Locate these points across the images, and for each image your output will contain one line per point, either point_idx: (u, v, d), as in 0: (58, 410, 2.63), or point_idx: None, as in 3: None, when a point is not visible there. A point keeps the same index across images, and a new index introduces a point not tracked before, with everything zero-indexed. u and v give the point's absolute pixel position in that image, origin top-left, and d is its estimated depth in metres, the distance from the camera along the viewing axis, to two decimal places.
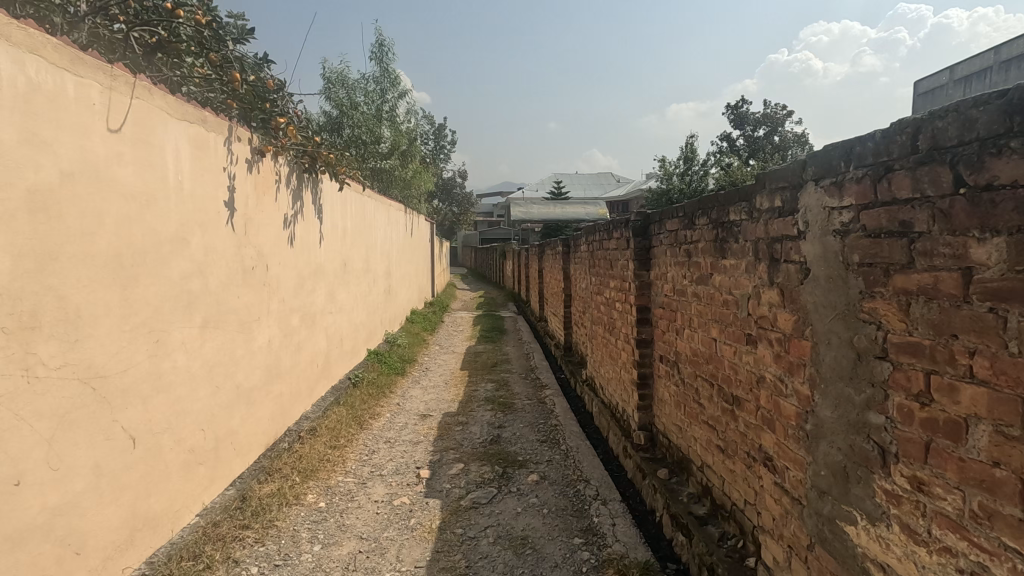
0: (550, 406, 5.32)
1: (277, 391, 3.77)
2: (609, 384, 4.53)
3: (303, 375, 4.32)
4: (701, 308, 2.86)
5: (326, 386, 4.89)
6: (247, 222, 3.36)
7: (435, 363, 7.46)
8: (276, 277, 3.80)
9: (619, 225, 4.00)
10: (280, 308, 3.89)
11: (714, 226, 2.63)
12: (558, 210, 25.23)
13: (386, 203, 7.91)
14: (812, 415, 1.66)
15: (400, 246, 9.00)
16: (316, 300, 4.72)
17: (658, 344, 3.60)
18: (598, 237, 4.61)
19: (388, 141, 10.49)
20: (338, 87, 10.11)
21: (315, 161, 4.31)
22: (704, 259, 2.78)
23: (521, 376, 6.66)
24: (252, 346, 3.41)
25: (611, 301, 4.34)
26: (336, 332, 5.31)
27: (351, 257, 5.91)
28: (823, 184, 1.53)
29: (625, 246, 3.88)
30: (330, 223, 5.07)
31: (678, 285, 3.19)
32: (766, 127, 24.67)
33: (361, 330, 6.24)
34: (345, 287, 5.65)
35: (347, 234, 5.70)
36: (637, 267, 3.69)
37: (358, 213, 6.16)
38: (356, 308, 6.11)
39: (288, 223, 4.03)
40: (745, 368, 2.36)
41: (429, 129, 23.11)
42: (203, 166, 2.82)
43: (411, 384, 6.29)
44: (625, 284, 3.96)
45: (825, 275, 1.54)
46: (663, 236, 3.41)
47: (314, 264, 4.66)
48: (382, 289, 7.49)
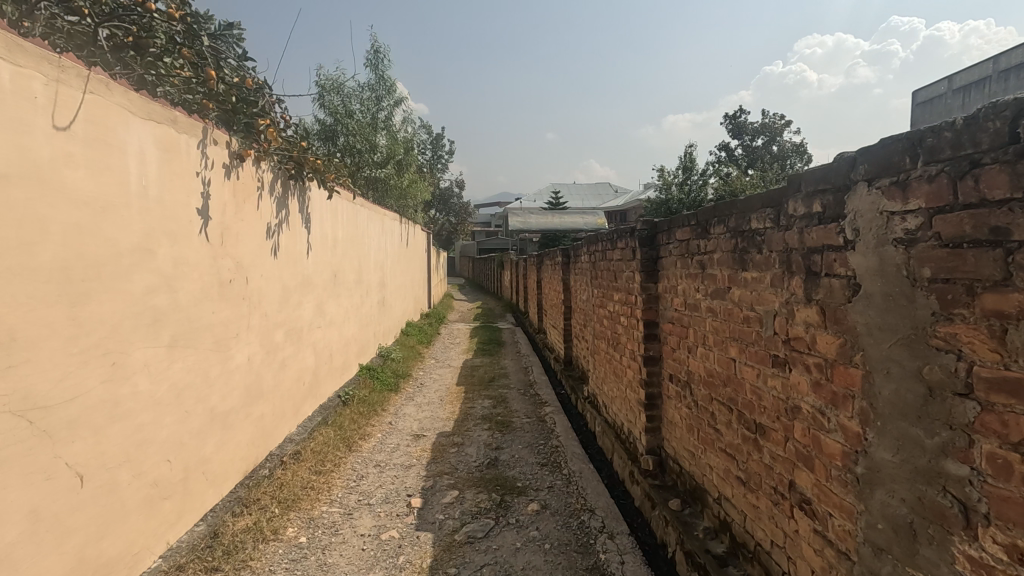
0: (550, 425, 5.06)
1: (257, 414, 3.50)
2: (614, 402, 4.27)
3: (287, 394, 4.05)
4: (717, 324, 2.61)
5: (313, 406, 4.62)
6: (224, 231, 3.12)
7: (430, 378, 7.19)
8: (258, 291, 3.55)
9: (623, 234, 3.77)
10: (263, 324, 3.63)
11: (732, 235, 2.39)
12: (557, 220, 25.05)
13: (380, 212, 7.67)
14: (864, 457, 1.41)
15: (394, 257, 8.75)
16: (303, 314, 4.45)
17: (667, 362, 3.34)
18: (601, 247, 4.38)
19: (383, 150, 10.20)
20: (334, 94, 9.93)
21: (301, 167, 4.07)
22: (720, 271, 2.54)
23: (520, 392, 6.40)
24: (229, 365, 3.14)
25: (615, 315, 4.09)
26: (325, 347, 5.04)
27: (342, 268, 5.66)
28: (879, 184, 1.29)
29: (630, 257, 3.64)
30: (319, 233, 4.83)
31: (690, 299, 2.95)
32: (764, 137, 24.60)
33: (352, 344, 5.97)
34: (335, 300, 5.40)
35: (337, 244, 5.45)
36: (644, 279, 3.45)
37: (349, 222, 5.92)
38: (348, 321, 5.85)
39: (271, 233, 3.78)
40: (771, 394, 2.11)
41: (427, 139, 23.00)
42: (172, 170, 2.58)
43: (404, 401, 6.02)
44: (630, 297, 3.72)
45: (882, 292, 1.30)
46: (672, 246, 3.17)
47: (300, 277, 4.41)
48: (375, 301, 7.23)
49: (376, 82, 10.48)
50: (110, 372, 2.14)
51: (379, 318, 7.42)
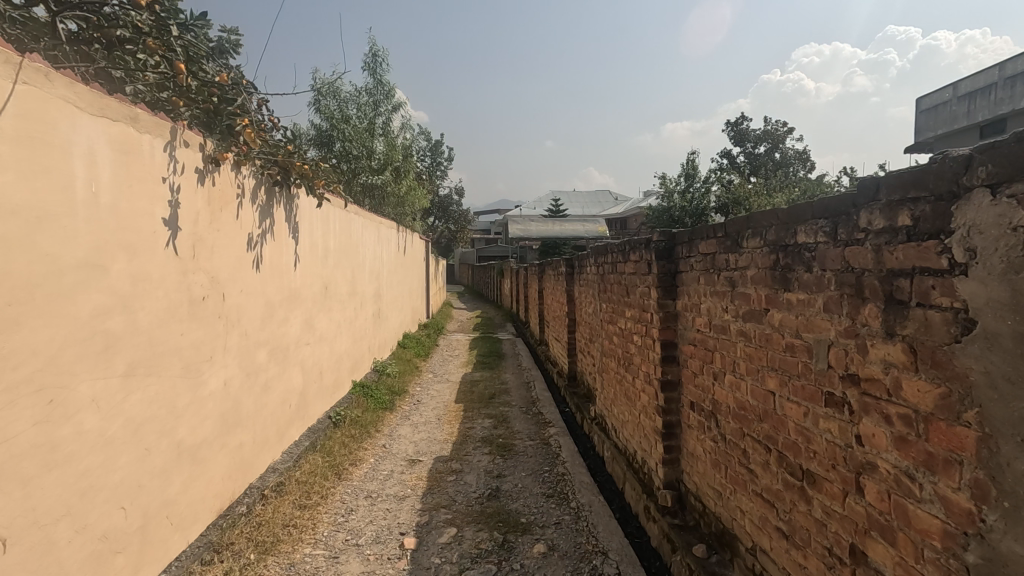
0: (555, 449, 4.73)
1: (235, 444, 3.18)
2: (625, 427, 3.95)
3: (271, 420, 3.72)
4: (751, 350, 2.30)
5: (301, 429, 4.29)
6: (197, 243, 2.81)
7: (427, 395, 6.85)
8: (237, 308, 3.24)
9: (636, 245, 3.46)
10: (243, 344, 3.31)
11: (772, 249, 2.08)
12: (557, 228, 24.77)
13: (376, 220, 7.37)
14: (978, 543, 1.10)
15: (391, 267, 8.44)
16: (290, 331, 4.13)
17: (688, 388, 3.02)
18: (610, 259, 4.07)
19: (381, 156, 9.87)
20: (330, 98, 9.67)
21: (287, 172, 3.76)
22: (756, 291, 2.23)
23: (522, 411, 6.06)
24: (201, 392, 2.82)
25: (627, 334, 3.78)
26: (315, 366, 4.71)
27: (334, 280, 5.34)
28: (1010, 191, 0.98)
29: (645, 271, 3.33)
30: (308, 243, 4.52)
31: (716, 319, 2.64)
32: (766, 144, 24.41)
33: (345, 361, 5.65)
34: (326, 314, 5.07)
35: (328, 255, 5.13)
36: (661, 296, 3.14)
37: (342, 231, 5.61)
38: (340, 336, 5.53)
39: (254, 243, 3.47)
40: (825, 439, 1.79)
41: (427, 146, 22.75)
42: (131, 175, 2.28)
43: (400, 421, 5.68)
44: (644, 315, 3.40)
45: (1014, 333, 0.99)
46: (694, 260, 2.86)
47: (287, 291, 4.09)
48: (370, 314, 6.91)
49: (374, 86, 10.21)
50: (47, 412, 1.82)
51: (374, 332, 7.09)
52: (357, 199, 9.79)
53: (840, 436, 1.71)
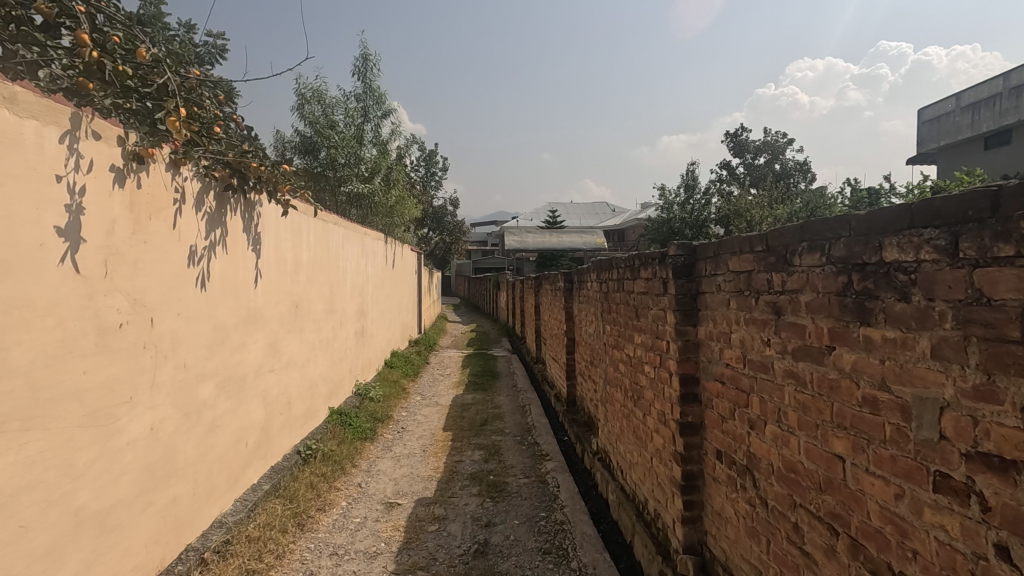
0: (553, 490, 4.19)
1: (166, 501, 2.62)
2: (634, 470, 3.41)
3: (220, 464, 3.17)
4: (806, 398, 1.78)
5: (261, 470, 3.74)
6: (114, 257, 2.29)
7: (413, 421, 6.29)
8: (172, 334, 2.70)
9: (648, 260, 2.95)
10: (181, 377, 2.77)
11: (840, 268, 1.57)
12: (554, 240, 24.30)
13: (360, 231, 6.86)
14: None
15: (377, 282, 7.91)
16: (248, 358, 3.59)
17: (714, 433, 2.50)
18: (616, 275, 3.56)
19: (369, 163, 9.37)
20: (315, 104, 9.20)
21: (242, 174, 3.25)
22: (814, 321, 1.72)
23: (516, 441, 5.50)
24: (114, 443, 2.28)
25: (637, 363, 3.26)
26: (280, 396, 4.16)
27: (307, 298, 4.81)
28: None
29: (659, 291, 2.82)
30: (272, 257, 4.00)
31: (753, 352, 2.12)
32: (766, 155, 24.10)
33: (319, 387, 5.09)
34: (296, 336, 4.53)
35: (300, 270, 4.61)
36: (679, 321, 2.63)
37: (317, 244, 5.08)
38: (314, 359, 4.98)
39: (198, 258, 2.95)
40: (936, 539, 1.27)
41: (421, 156, 22.33)
42: (3, 169, 1.76)
43: (381, 454, 5.12)
44: (657, 342, 2.89)
45: None
46: (723, 279, 2.35)
47: (244, 311, 3.56)
48: (351, 333, 6.36)
49: (363, 92, 9.75)
50: None
51: (356, 353, 6.54)
52: (343, 210, 9.29)
53: (965, 541, 1.19)
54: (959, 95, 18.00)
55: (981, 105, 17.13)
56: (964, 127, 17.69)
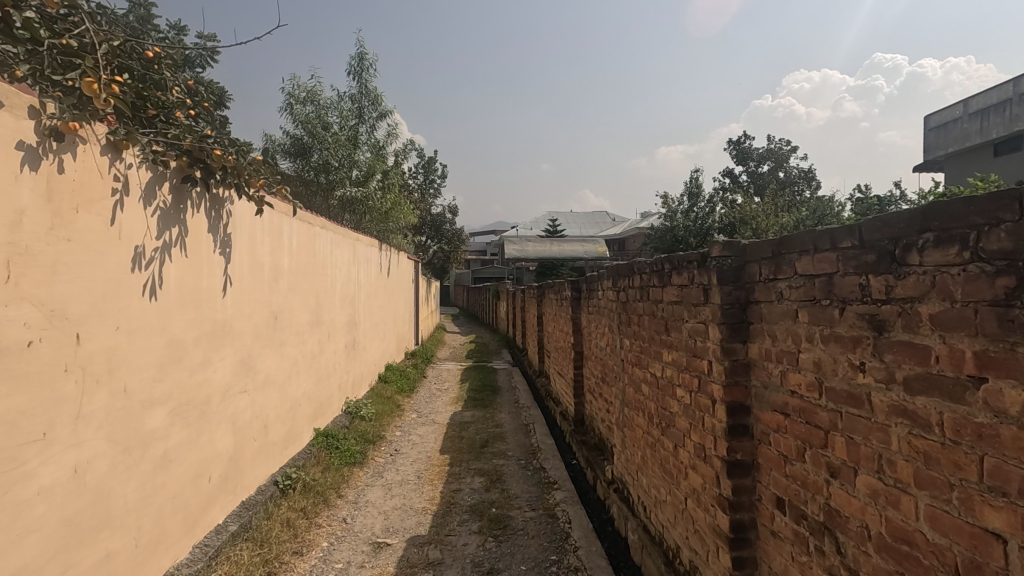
0: (564, 527, 3.68)
1: (96, 559, 2.13)
2: (661, 510, 2.92)
3: (174, 506, 2.67)
4: (931, 447, 1.30)
5: (229, 508, 3.24)
6: (22, 259, 1.81)
7: (407, 443, 5.78)
8: (107, 353, 2.22)
9: (682, 263, 2.48)
10: (120, 405, 2.29)
11: (1000, 268, 1.10)
12: (555, 249, 23.81)
13: (352, 237, 6.39)
14: None
15: (370, 291, 7.41)
16: (213, 378, 3.11)
17: (773, 477, 2.02)
18: (639, 281, 3.09)
19: (363, 167, 8.96)
20: (309, 105, 8.68)
21: (203, 163, 2.80)
22: (946, 342, 1.25)
23: (520, 466, 5.00)
24: (17, 493, 1.79)
25: (666, 385, 2.78)
26: (255, 419, 3.67)
27: (288, 308, 4.33)
28: None
29: (697, 300, 2.35)
30: (245, 262, 3.53)
31: (835, 378, 1.65)
32: (770, 163, 23.76)
33: (302, 407, 4.59)
34: (275, 351, 4.04)
35: (279, 277, 4.13)
36: (726, 337, 2.16)
37: (300, 248, 4.60)
38: (296, 377, 4.48)
39: (146, 261, 2.48)
40: None
41: (420, 164, 21.93)
42: None
43: (370, 482, 4.61)
44: (694, 362, 2.41)
45: None
46: (788, 285, 1.88)
47: (210, 323, 3.08)
48: (340, 346, 5.86)
49: (359, 93, 9.21)
50: None
51: (345, 368, 6.04)
52: (336, 215, 8.80)
53: None
54: (967, 102, 17.63)
55: (990, 112, 16.72)
56: (973, 134, 17.30)
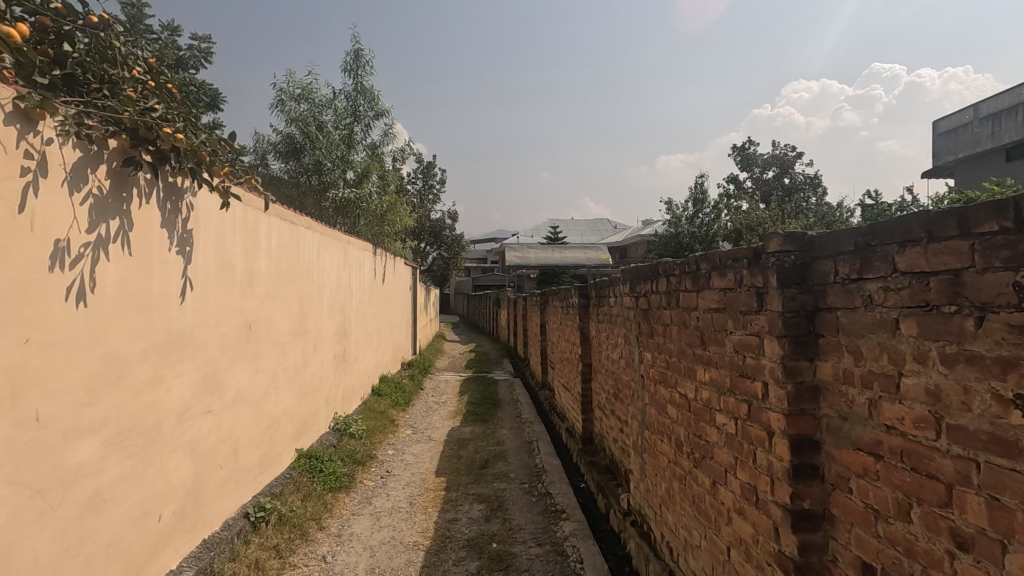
0: (575, 568, 3.21)
1: None
2: (695, 557, 2.45)
3: (107, 556, 2.21)
4: None
5: (185, 550, 2.78)
6: None
7: (400, 464, 5.31)
8: (10, 373, 1.77)
9: (727, 262, 2.03)
10: (29, 437, 1.84)
11: None
12: (556, 256, 23.35)
13: (343, 240, 5.95)
14: None
15: (363, 298, 6.96)
16: (166, 398, 2.65)
17: (856, 536, 1.56)
18: (665, 285, 2.64)
19: (358, 167, 8.52)
20: (303, 103, 8.22)
21: (150, 143, 2.37)
22: None
23: (523, 491, 4.53)
24: None
25: (701, 409, 2.32)
26: (222, 443, 3.21)
27: (265, 316, 3.88)
28: None
29: (747, 307, 1.90)
30: (211, 263, 3.09)
31: (966, 414, 1.20)
32: (775, 169, 23.36)
33: (282, 427, 4.13)
34: (248, 365, 3.59)
35: (255, 281, 3.69)
36: (789, 353, 1.71)
37: (280, 250, 4.15)
38: (274, 393, 4.02)
39: (72, 259, 2.04)
40: None
41: (419, 169, 21.55)
42: None
43: (357, 510, 4.14)
44: (742, 383, 1.96)
45: None
46: (881, 287, 1.43)
47: (164, 334, 2.64)
48: (328, 357, 5.41)
49: (354, 91, 8.49)
50: None
51: (334, 381, 5.58)
52: (330, 218, 8.38)
53: None
54: (978, 106, 17.21)
55: (1003, 116, 16.24)
56: (984, 139, 16.84)
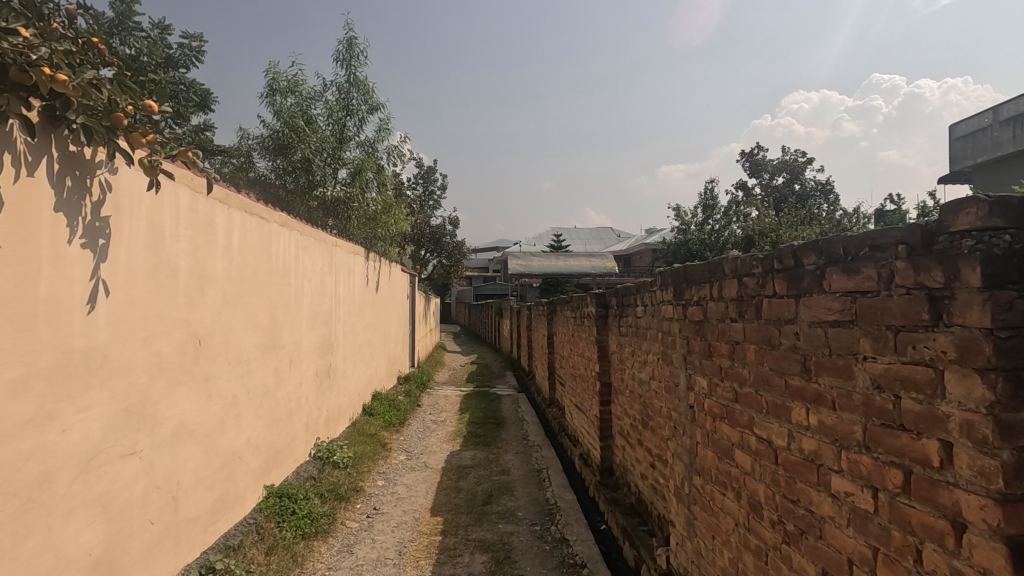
0: None
1: None
2: None
3: None
4: None
5: None
6: None
7: (390, 498, 4.60)
8: None
9: (861, 253, 1.34)
10: None
11: None
12: (560, 264, 22.69)
13: (328, 241, 5.26)
14: None
15: (352, 307, 6.28)
16: (59, 443, 1.96)
17: None
18: (736, 290, 1.94)
19: (349, 165, 7.77)
20: (290, 95, 7.59)
21: (27, 91, 1.72)
22: None
23: (534, 537, 3.82)
24: None
25: (799, 465, 1.63)
26: (155, 492, 2.52)
27: (222, 328, 3.19)
28: None
29: (907, 321, 1.20)
30: (139, 261, 2.41)
31: None
32: (786, 175, 22.69)
33: (244, 462, 3.43)
34: (197, 390, 2.91)
35: (207, 285, 3.01)
36: (1004, 401, 1.01)
37: (244, 250, 3.48)
38: (234, 421, 3.32)
39: None
40: None
41: (420, 175, 20.91)
42: None
43: (334, 564, 3.42)
44: (891, 439, 1.26)
45: None
46: None
47: (56, 355, 1.95)
48: (307, 375, 4.71)
49: (346, 82, 7.78)
50: None
51: (315, 401, 4.88)
52: (319, 220, 7.71)
53: None
54: (996, 109, 16.51)
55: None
56: (1004, 142, 16.08)
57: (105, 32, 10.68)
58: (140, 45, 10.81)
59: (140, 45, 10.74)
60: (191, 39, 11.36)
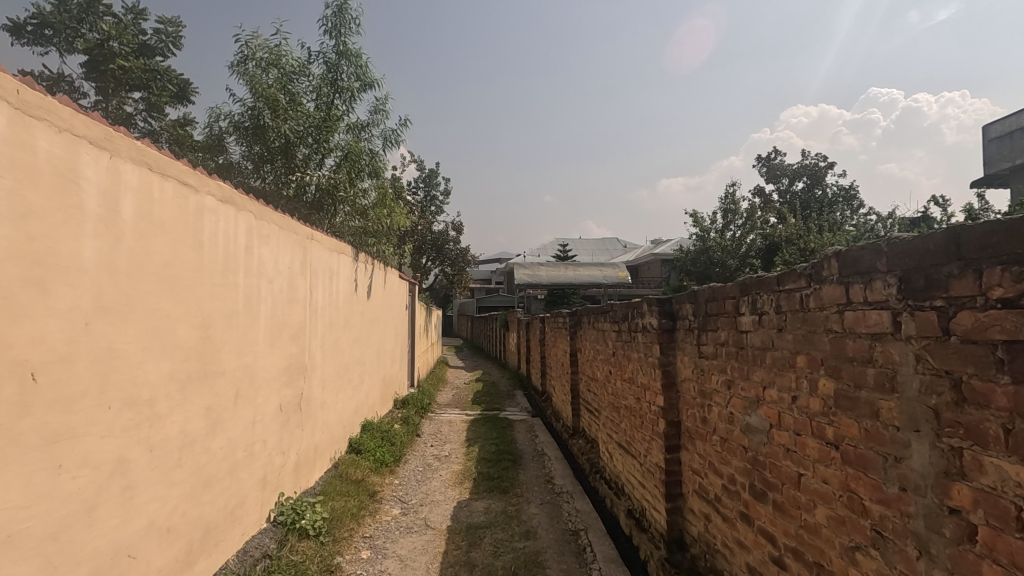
0: None
1: None
2: None
3: None
4: None
5: None
6: None
7: None
8: None
9: None
10: None
11: None
12: (570, 274, 21.41)
13: (299, 232, 4.04)
14: None
15: (335, 319, 5.03)
16: None
17: None
18: None
19: (338, 150, 6.62)
20: (270, 69, 6.42)
21: None
22: None
23: None
24: None
25: None
26: None
27: (95, 352, 1.95)
28: None
29: None
30: None
31: None
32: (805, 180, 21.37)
33: (139, 560, 2.18)
34: (28, 461, 1.67)
35: (58, 280, 1.78)
36: None
37: (150, 229, 2.27)
38: (119, 500, 2.07)
39: None
40: None
41: (421, 179, 19.74)
42: None
43: None
44: None
45: None
46: None
47: None
48: (264, 409, 3.45)
49: (335, 54, 6.63)
50: None
51: (277, 445, 3.63)
52: (302, 216, 6.50)
53: None
54: None
55: None
56: None
57: (73, 18, 9.63)
58: (109, 29, 9.72)
59: (109, 30, 9.65)
60: (167, 24, 10.30)
